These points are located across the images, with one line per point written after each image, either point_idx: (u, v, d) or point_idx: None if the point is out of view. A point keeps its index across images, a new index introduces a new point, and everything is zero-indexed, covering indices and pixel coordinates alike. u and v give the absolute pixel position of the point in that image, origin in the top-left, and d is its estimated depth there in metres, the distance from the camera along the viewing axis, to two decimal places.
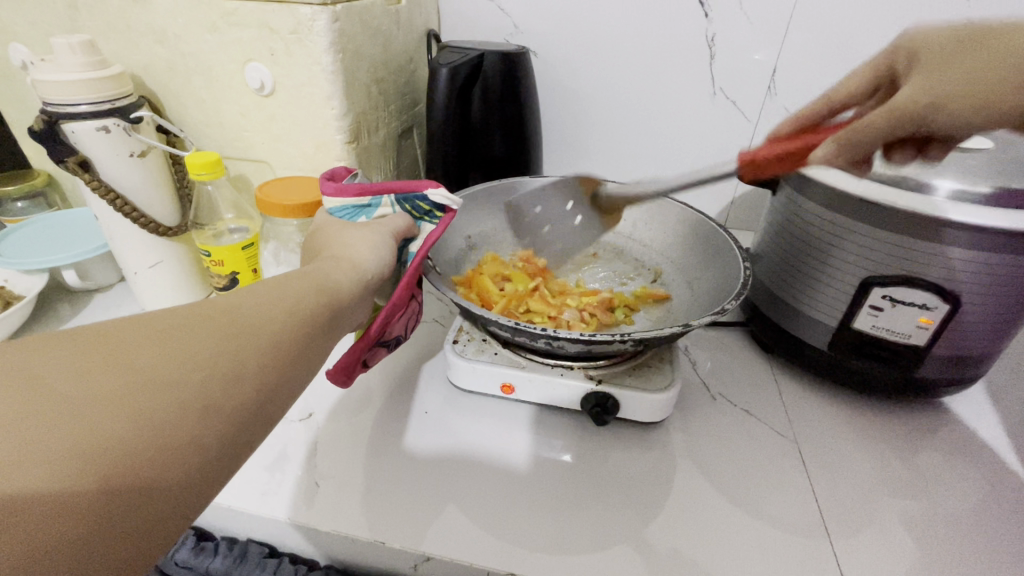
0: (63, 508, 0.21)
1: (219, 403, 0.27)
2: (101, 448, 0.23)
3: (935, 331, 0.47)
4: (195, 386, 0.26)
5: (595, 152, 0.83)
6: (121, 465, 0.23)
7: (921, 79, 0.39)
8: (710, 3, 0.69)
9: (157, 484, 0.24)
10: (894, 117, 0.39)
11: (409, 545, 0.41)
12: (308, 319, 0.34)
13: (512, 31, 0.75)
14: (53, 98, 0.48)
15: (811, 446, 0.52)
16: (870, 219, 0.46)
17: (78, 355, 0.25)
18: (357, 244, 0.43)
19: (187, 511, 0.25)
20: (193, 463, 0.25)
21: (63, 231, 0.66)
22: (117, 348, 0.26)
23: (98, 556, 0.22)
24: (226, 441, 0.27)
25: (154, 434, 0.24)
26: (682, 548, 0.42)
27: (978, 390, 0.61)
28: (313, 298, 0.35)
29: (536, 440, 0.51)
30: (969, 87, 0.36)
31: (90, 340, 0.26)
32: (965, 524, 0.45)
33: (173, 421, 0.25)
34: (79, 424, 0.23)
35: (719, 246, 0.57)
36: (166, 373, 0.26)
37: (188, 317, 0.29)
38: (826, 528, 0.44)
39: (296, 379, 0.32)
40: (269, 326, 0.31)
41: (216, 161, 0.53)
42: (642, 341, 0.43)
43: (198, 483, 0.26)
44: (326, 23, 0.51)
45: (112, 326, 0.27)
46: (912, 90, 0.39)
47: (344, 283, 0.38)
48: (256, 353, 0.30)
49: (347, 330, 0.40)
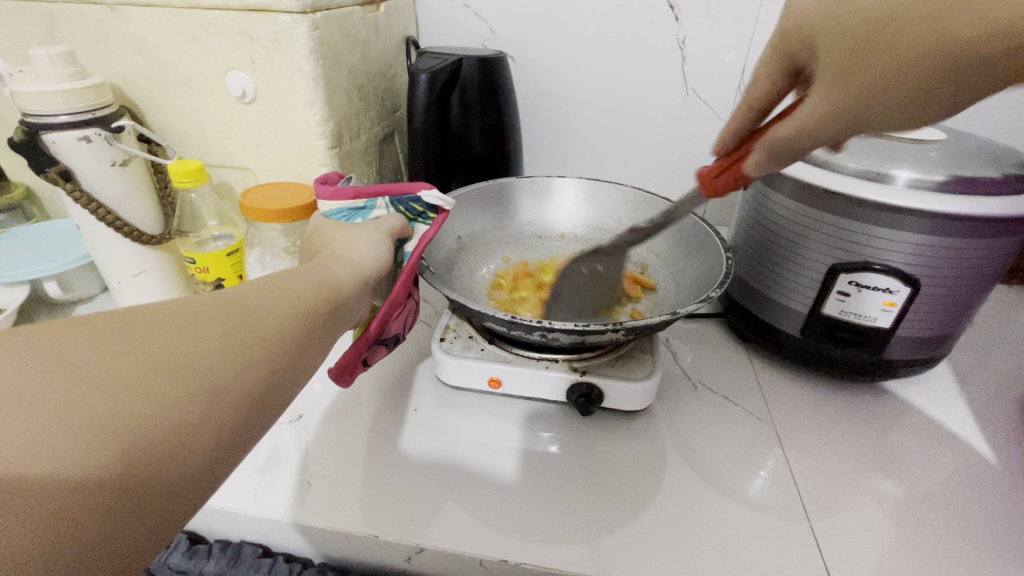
0: (87, 483, 0.22)
1: (232, 388, 0.28)
2: (121, 427, 0.24)
3: (900, 313, 0.50)
4: (208, 372, 0.28)
5: (574, 153, 0.85)
6: (141, 443, 0.24)
7: (839, 74, 0.29)
8: (679, 6, 0.71)
9: (174, 463, 0.25)
10: (832, 114, 0.30)
11: (402, 539, 0.42)
12: (312, 312, 0.35)
13: (489, 37, 0.77)
14: (33, 109, 0.48)
15: (788, 429, 0.55)
16: (833, 209, 0.48)
17: (95, 339, 0.26)
18: (356, 245, 0.44)
19: (202, 490, 0.27)
20: (207, 444, 0.27)
21: (43, 243, 0.65)
22: (131, 332, 0.27)
23: (118, 530, 0.23)
24: (237, 425, 0.28)
25: (169, 416, 0.25)
26: (666, 532, 0.43)
27: (946, 372, 0.64)
28: (316, 292, 0.37)
29: (523, 433, 0.52)
30: (917, 68, 0.26)
31: (107, 326, 0.27)
32: (933, 499, 0.48)
33: (188, 403, 0.26)
34: (100, 403, 0.24)
35: (701, 237, 0.59)
36: (180, 359, 0.27)
37: (200, 307, 0.30)
38: (804, 510, 0.46)
39: (301, 369, 0.33)
40: (275, 318, 0.33)
41: (199, 168, 0.53)
42: (634, 329, 0.45)
43: (211, 464, 0.27)
44: (306, 31, 0.52)
45: (128, 314, 0.28)
46: (832, 89, 0.30)
47: (345, 280, 0.39)
48: (263, 342, 0.31)
49: (348, 328, 0.40)
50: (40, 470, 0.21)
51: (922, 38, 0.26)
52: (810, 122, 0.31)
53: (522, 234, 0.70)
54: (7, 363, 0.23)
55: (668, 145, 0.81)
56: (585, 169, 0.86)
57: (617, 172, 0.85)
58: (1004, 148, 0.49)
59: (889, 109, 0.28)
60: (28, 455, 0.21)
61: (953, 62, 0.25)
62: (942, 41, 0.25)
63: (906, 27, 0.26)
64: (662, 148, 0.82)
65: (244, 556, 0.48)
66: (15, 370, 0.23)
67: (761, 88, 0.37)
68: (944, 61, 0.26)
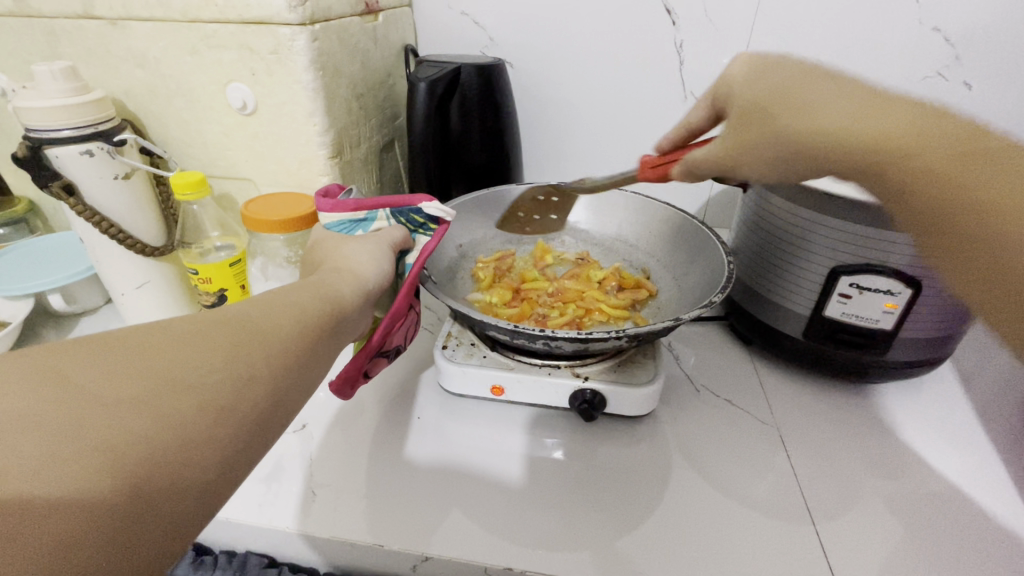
0: (93, 506, 0.22)
1: (237, 406, 0.28)
2: (126, 449, 0.24)
3: (901, 315, 0.50)
4: (214, 390, 0.28)
5: (574, 159, 0.85)
6: (146, 465, 0.24)
7: (739, 128, 0.40)
8: (676, 11, 0.71)
9: (178, 483, 0.25)
10: (718, 158, 0.42)
11: (409, 547, 0.42)
12: (315, 326, 0.35)
13: (487, 44, 0.77)
14: (37, 124, 0.49)
15: (792, 431, 0.55)
16: (832, 211, 0.49)
17: (101, 358, 0.26)
18: (357, 256, 0.44)
19: (207, 510, 0.27)
20: (212, 463, 0.27)
21: (46, 256, 0.65)
22: (138, 351, 0.27)
23: (122, 552, 0.23)
24: (242, 442, 0.28)
25: (175, 435, 0.25)
26: (672, 536, 0.43)
27: (950, 374, 0.64)
28: (319, 305, 0.37)
29: (527, 440, 0.52)
30: (769, 154, 0.38)
31: (113, 346, 0.27)
32: (940, 501, 0.48)
33: (193, 422, 0.26)
34: (107, 424, 0.24)
35: (702, 243, 0.59)
36: (186, 377, 0.27)
37: (204, 324, 0.30)
38: (810, 513, 0.46)
39: (306, 384, 0.33)
40: (277, 331, 0.33)
41: (202, 180, 0.53)
42: (637, 336, 0.45)
43: (215, 483, 0.27)
44: (305, 43, 0.52)
45: (134, 333, 0.28)
46: (726, 138, 0.42)
47: (346, 292, 0.40)
48: (267, 358, 0.31)
49: (351, 340, 0.41)
50: (46, 496, 0.21)
51: (783, 126, 0.37)
52: (708, 160, 0.43)
53: (523, 241, 0.71)
54: (13, 384, 0.23)
55: None
56: (584, 174, 0.86)
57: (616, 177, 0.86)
58: None
59: (745, 169, 0.41)
60: (36, 480, 0.21)
61: (791, 149, 0.37)
62: (791, 133, 0.36)
63: (766, 117, 0.38)
64: None
65: (250, 567, 0.48)
66: (21, 394, 0.23)
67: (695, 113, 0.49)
68: (804, 146, 0.36)
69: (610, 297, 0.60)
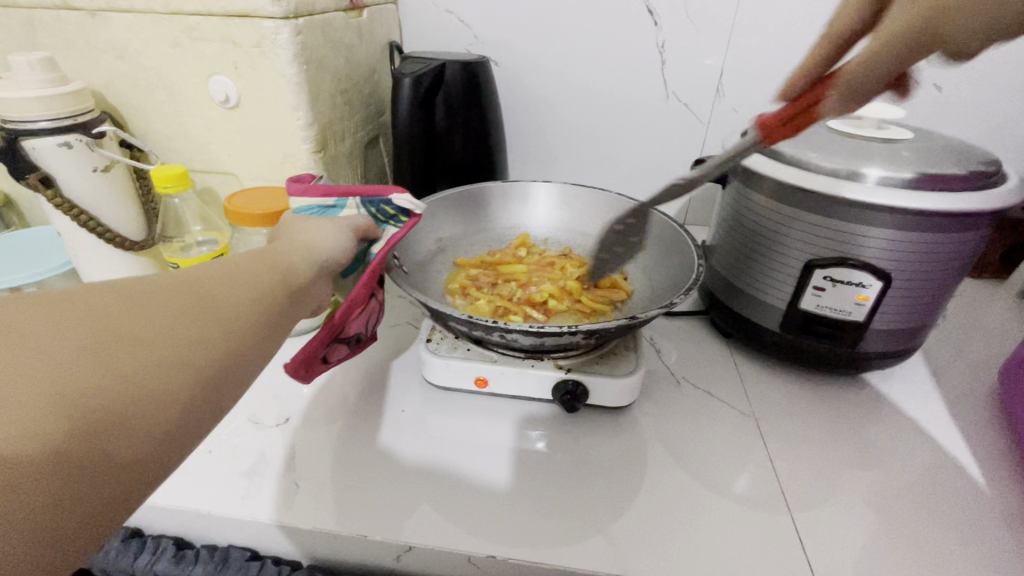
0: (46, 451, 0.22)
1: (198, 360, 0.28)
2: (80, 398, 0.24)
3: (873, 307, 0.51)
4: (175, 344, 0.28)
5: (558, 156, 0.86)
6: (103, 414, 0.24)
7: None
8: (659, 12, 0.72)
9: (135, 431, 0.25)
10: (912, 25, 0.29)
11: (391, 538, 0.42)
12: (273, 291, 0.35)
13: (472, 42, 0.78)
14: (13, 115, 0.48)
15: (769, 421, 0.56)
16: (807, 207, 0.50)
17: (52, 312, 0.25)
18: (319, 234, 0.43)
19: (166, 460, 0.27)
20: (170, 417, 0.26)
21: (22, 250, 0.64)
22: (92, 306, 0.26)
23: (73, 499, 0.23)
24: (204, 396, 0.28)
25: (133, 386, 0.25)
26: (652, 527, 0.44)
27: (922, 367, 0.66)
28: (278, 275, 0.36)
29: (510, 432, 0.53)
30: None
31: (67, 299, 0.26)
32: (911, 491, 0.49)
33: (152, 374, 0.26)
34: (60, 375, 0.23)
35: (672, 239, 0.61)
36: (144, 331, 0.27)
37: (163, 281, 0.30)
38: (786, 503, 0.47)
39: (267, 345, 0.33)
40: (237, 294, 0.32)
41: (182, 173, 0.53)
42: (592, 333, 0.46)
43: (174, 435, 0.27)
44: (289, 37, 0.52)
45: (89, 289, 0.27)
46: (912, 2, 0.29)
47: (300, 265, 0.39)
48: (228, 315, 0.31)
49: (310, 312, 0.40)
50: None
51: None
52: (877, 45, 0.30)
53: (506, 236, 0.71)
54: None
55: (650, 147, 0.83)
56: (568, 172, 0.87)
57: (599, 174, 0.87)
58: (967, 145, 0.50)
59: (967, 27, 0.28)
60: None
61: None
62: None
63: None
64: (645, 149, 0.83)
65: (232, 559, 0.48)
66: None
67: (840, 23, 0.37)
68: None
69: (588, 298, 0.60)
